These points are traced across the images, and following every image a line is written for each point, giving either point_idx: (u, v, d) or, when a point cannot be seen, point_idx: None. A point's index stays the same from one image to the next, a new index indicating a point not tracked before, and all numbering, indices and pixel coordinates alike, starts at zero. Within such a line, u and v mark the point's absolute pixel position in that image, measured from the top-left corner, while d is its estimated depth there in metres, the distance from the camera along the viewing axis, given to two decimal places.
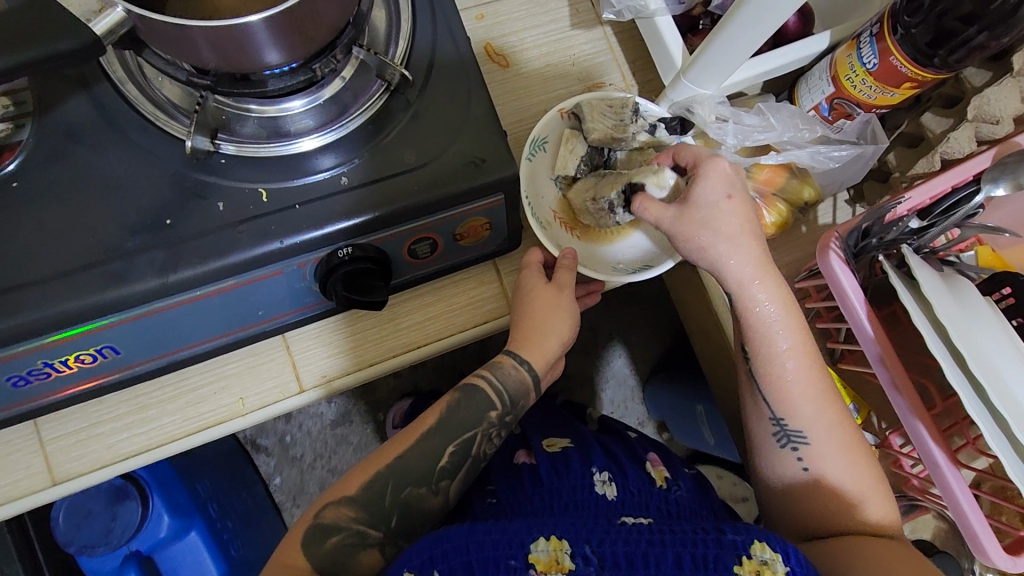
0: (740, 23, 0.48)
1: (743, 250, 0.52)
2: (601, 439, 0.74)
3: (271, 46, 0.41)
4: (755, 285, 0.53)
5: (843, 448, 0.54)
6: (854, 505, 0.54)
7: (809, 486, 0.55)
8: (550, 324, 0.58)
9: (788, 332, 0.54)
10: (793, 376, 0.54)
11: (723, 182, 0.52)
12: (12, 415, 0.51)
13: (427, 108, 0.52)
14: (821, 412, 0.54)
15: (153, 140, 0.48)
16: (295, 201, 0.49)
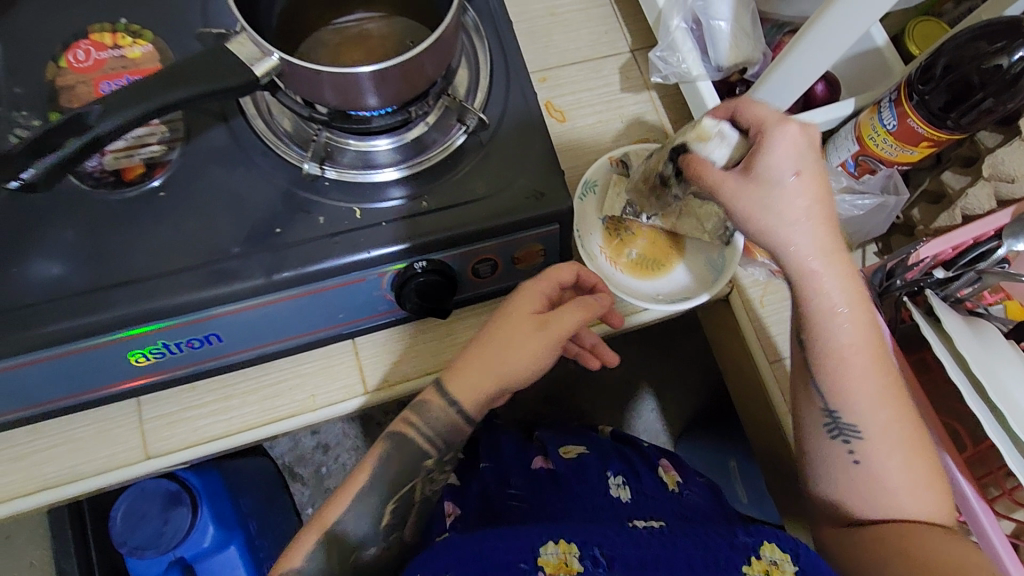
0: (809, 45, 0.51)
1: (813, 232, 0.49)
2: (615, 446, 0.82)
3: (382, 91, 0.51)
4: (824, 272, 0.50)
5: (900, 443, 0.54)
6: (908, 501, 0.54)
7: (862, 479, 0.56)
8: (495, 347, 0.57)
9: (851, 325, 0.53)
10: (853, 371, 0.53)
11: (792, 157, 0.47)
12: (124, 390, 0.59)
13: (498, 148, 0.60)
14: (879, 406, 0.54)
15: (273, 164, 0.58)
16: (382, 220, 0.57)
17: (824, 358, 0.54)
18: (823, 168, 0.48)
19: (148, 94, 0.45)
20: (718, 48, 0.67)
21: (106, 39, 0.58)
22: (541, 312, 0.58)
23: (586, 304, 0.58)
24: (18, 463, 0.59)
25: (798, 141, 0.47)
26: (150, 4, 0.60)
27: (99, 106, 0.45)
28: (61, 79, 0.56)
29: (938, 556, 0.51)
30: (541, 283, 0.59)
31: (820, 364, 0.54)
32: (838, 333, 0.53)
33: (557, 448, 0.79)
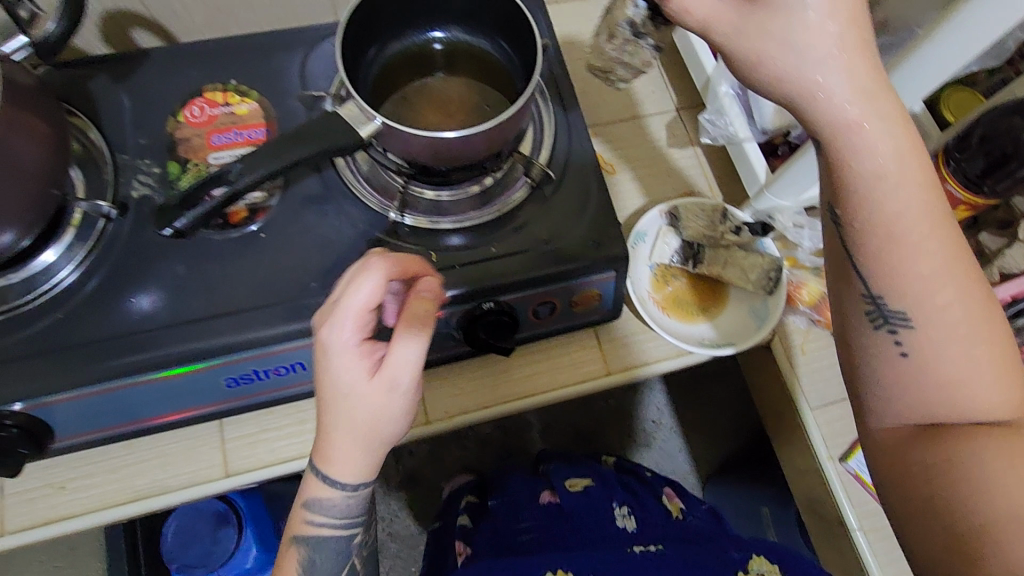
0: (920, 61, 0.52)
1: (848, 69, 0.39)
2: (619, 478, 0.91)
3: (467, 153, 0.57)
4: (863, 120, 0.40)
5: (970, 328, 0.41)
6: (984, 397, 0.40)
7: (916, 366, 0.42)
8: (349, 427, 0.49)
9: (908, 185, 0.40)
10: (907, 235, 0.40)
11: None
12: (211, 411, 0.64)
13: (560, 200, 0.66)
14: (939, 274, 0.41)
15: (358, 210, 0.64)
16: (455, 263, 0.63)
17: (863, 208, 0.41)
18: None
19: (277, 156, 0.50)
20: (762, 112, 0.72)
21: (218, 97, 0.65)
22: (363, 337, 0.49)
23: (377, 290, 0.48)
24: (112, 474, 0.64)
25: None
26: (257, 67, 0.68)
27: (238, 165, 0.51)
28: (179, 132, 0.64)
29: (1015, 468, 0.38)
30: (327, 322, 0.49)
31: (857, 210, 0.41)
32: (883, 193, 0.40)
33: (562, 480, 0.87)
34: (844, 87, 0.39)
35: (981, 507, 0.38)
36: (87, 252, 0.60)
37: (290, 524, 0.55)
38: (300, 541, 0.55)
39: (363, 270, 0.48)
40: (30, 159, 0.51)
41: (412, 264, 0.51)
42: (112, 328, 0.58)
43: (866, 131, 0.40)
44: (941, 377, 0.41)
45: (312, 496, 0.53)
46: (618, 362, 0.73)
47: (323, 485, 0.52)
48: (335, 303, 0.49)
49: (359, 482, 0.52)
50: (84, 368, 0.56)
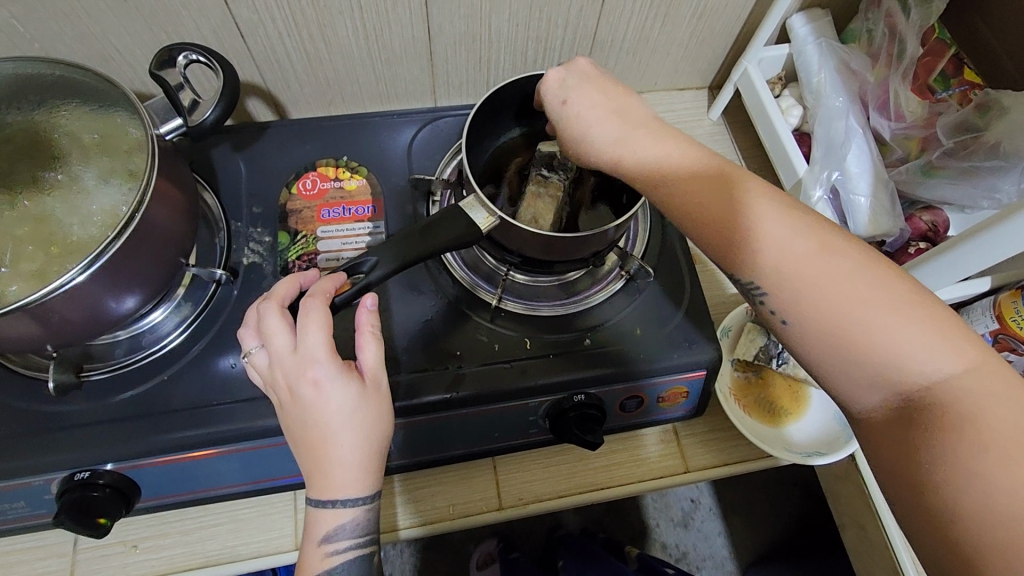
0: (998, 235, 0.53)
1: (599, 122, 0.52)
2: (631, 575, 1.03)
3: (579, 249, 0.58)
4: (631, 134, 0.51)
5: (879, 300, 0.41)
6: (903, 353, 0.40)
7: (841, 357, 0.42)
8: (349, 438, 0.47)
9: (750, 205, 0.45)
10: (770, 243, 0.44)
11: (558, 90, 0.54)
12: (289, 481, 0.64)
13: (653, 293, 0.66)
14: (784, 236, 0.44)
15: (455, 290, 0.66)
16: (551, 351, 0.62)
17: (720, 233, 0.46)
18: (596, 87, 0.54)
19: (413, 250, 0.52)
20: (857, 219, 0.70)
21: (330, 172, 0.69)
22: (335, 361, 0.47)
23: (328, 322, 0.47)
24: (185, 537, 0.64)
25: (590, 70, 0.55)
26: (366, 145, 0.71)
27: (369, 256, 0.52)
28: (291, 204, 0.67)
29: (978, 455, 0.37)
30: (293, 353, 0.47)
31: (733, 249, 0.46)
32: (732, 211, 0.46)
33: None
34: (638, 151, 0.50)
35: (964, 502, 0.37)
36: (195, 314, 0.62)
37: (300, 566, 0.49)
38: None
39: (277, 316, 0.48)
40: (168, 235, 0.54)
41: (336, 283, 0.50)
42: (213, 392, 0.59)
43: (672, 174, 0.49)
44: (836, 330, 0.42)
45: (326, 529, 0.48)
46: (697, 460, 0.71)
47: (331, 512, 0.48)
48: (292, 348, 0.47)
49: (363, 494, 0.48)
50: (186, 432, 0.56)
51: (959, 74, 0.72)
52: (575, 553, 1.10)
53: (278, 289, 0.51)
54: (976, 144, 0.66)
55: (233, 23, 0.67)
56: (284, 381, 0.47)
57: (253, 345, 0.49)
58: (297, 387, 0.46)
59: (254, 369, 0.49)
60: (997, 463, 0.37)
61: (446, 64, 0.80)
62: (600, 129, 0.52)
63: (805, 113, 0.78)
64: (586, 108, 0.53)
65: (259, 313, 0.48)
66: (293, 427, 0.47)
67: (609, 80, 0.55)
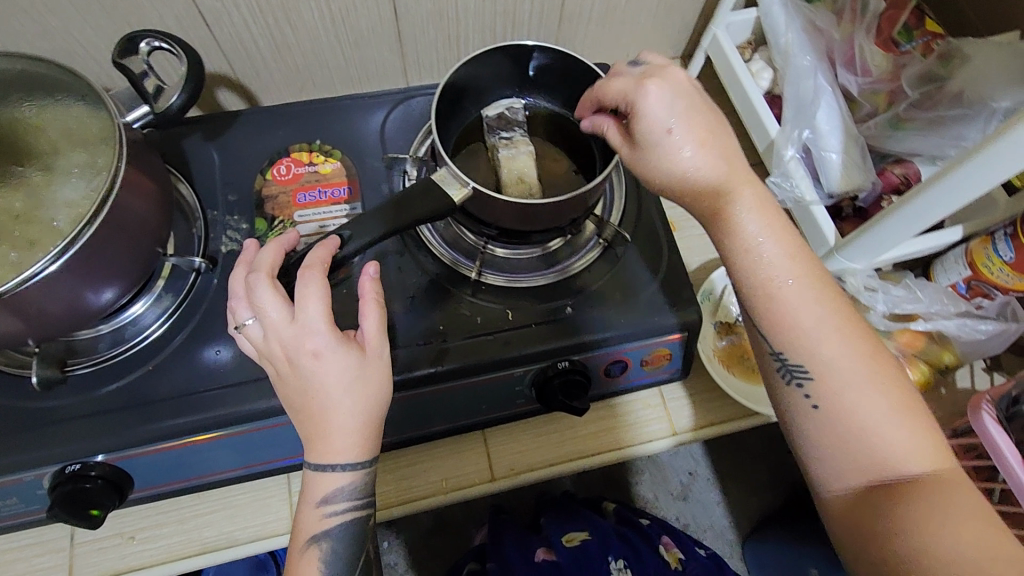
0: (966, 171, 0.52)
1: (687, 134, 0.52)
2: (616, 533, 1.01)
3: (553, 217, 0.59)
4: (708, 174, 0.52)
5: (888, 401, 0.46)
6: (898, 448, 0.46)
7: (843, 438, 0.47)
8: (349, 407, 0.47)
9: (806, 288, 0.49)
10: (799, 308, 0.49)
11: (634, 91, 0.54)
12: (281, 464, 0.64)
13: (633, 260, 0.67)
14: (836, 332, 0.48)
15: (437, 267, 0.66)
16: (532, 321, 0.63)
17: (774, 295, 0.49)
18: (683, 108, 0.53)
19: (383, 224, 0.52)
20: (829, 175, 0.71)
21: (305, 157, 0.69)
22: (333, 331, 0.48)
23: (326, 293, 0.48)
24: (182, 525, 0.64)
25: (683, 82, 0.54)
26: (338, 129, 0.71)
27: (347, 230, 0.53)
28: (266, 190, 0.67)
29: (950, 535, 0.42)
30: (291, 324, 0.47)
31: (786, 326, 0.49)
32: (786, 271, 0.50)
33: (560, 537, 0.99)
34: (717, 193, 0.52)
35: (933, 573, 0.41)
36: (176, 305, 0.62)
37: (299, 528, 0.51)
38: (319, 539, 0.51)
39: (269, 286, 0.48)
40: (143, 223, 0.54)
41: (330, 250, 0.51)
42: (199, 379, 0.59)
43: (728, 241, 0.51)
44: (847, 421, 0.47)
45: (325, 491, 0.49)
46: (683, 421, 0.72)
47: (331, 476, 0.49)
48: (290, 318, 0.47)
49: (362, 458, 0.50)
50: (175, 420, 0.57)
51: (921, 26, 0.72)
52: (556, 512, 1.08)
53: (266, 259, 0.50)
54: (941, 94, 0.67)
55: (197, 12, 0.67)
56: (281, 351, 0.48)
57: (247, 317, 0.49)
58: (295, 357, 0.47)
59: (247, 337, 0.49)
60: (963, 542, 0.41)
61: (415, 45, 0.80)
62: (677, 128, 0.52)
63: (775, 75, 0.79)
64: (659, 99, 0.53)
65: (251, 284, 0.48)
66: (291, 394, 0.48)
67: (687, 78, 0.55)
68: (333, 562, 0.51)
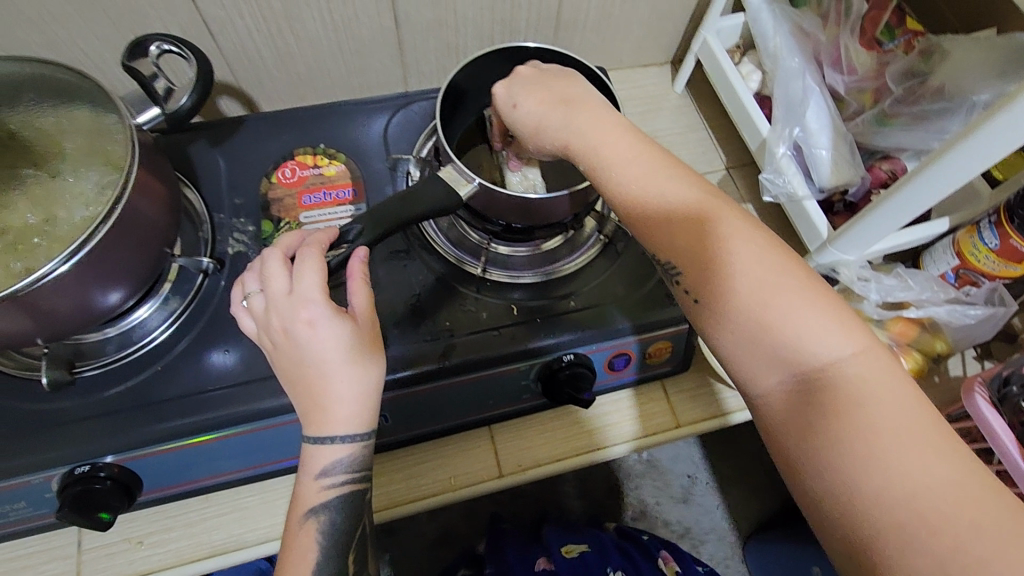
0: (952, 160, 0.54)
1: (561, 111, 0.55)
2: (617, 545, 1.02)
3: (556, 213, 0.60)
4: (581, 130, 0.54)
5: (774, 283, 0.45)
6: (798, 335, 0.44)
7: (739, 335, 0.46)
8: (344, 376, 0.49)
9: (666, 181, 0.50)
10: (665, 203, 0.50)
11: (510, 93, 0.57)
12: (289, 464, 0.65)
13: (633, 254, 0.68)
14: (701, 214, 0.49)
15: (441, 265, 0.67)
16: (537, 315, 0.64)
17: (641, 202, 0.50)
18: (550, 97, 0.56)
19: (393, 218, 0.54)
20: (819, 170, 0.73)
21: (309, 160, 0.70)
22: (330, 303, 0.49)
23: (323, 267, 0.50)
24: (190, 529, 0.64)
25: (525, 78, 0.59)
26: (341, 133, 0.72)
27: (355, 225, 0.54)
28: (272, 193, 0.68)
29: (868, 432, 0.40)
30: (288, 297, 0.49)
31: (657, 232, 0.50)
32: (647, 174, 0.51)
33: (559, 547, 0.98)
34: (587, 134, 0.53)
35: (861, 478, 0.40)
36: (184, 306, 0.62)
37: (298, 500, 0.52)
38: (317, 512, 0.51)
39: (279, 262, 0.50)
40: (153, 226, 0.55)
41: (331, 237, 0.53)
42: (208, 379, 0.59)
43: (605, 165, 0.52)
44: (723, 304, 0.46)
45: (323, 463, 0.51)
46: (686, 414, 0.73)
47: (330, 448, 0.50)
48: (289, 291, 0.49)
49: (361, 429, 0.51)
50: (185, 419, 0.57)
51: (903, 24, 0.75)
52: (558, 526, 1.08)
53: (284, 241, 0.53)
54: (923, 89, 0.70)
55: (202, 20, 0.68)
56: (279, 324, 0.49)
57: (254, 288, 0.51)
58: (291, 329, 0.49)
59: (251, 313, 0.51)
60: (884, 439, 0.40)
61: (414, 52, 0.81)
62: (550, 125, 0.55)
63: (764, 77, 0.81)
64: (533, 110, 0.56)
65: (264, 259, 0.51)
66: (288, 366, 0.50)
67: (547, 80, 0.58)
68: (333, 536, 0.52)
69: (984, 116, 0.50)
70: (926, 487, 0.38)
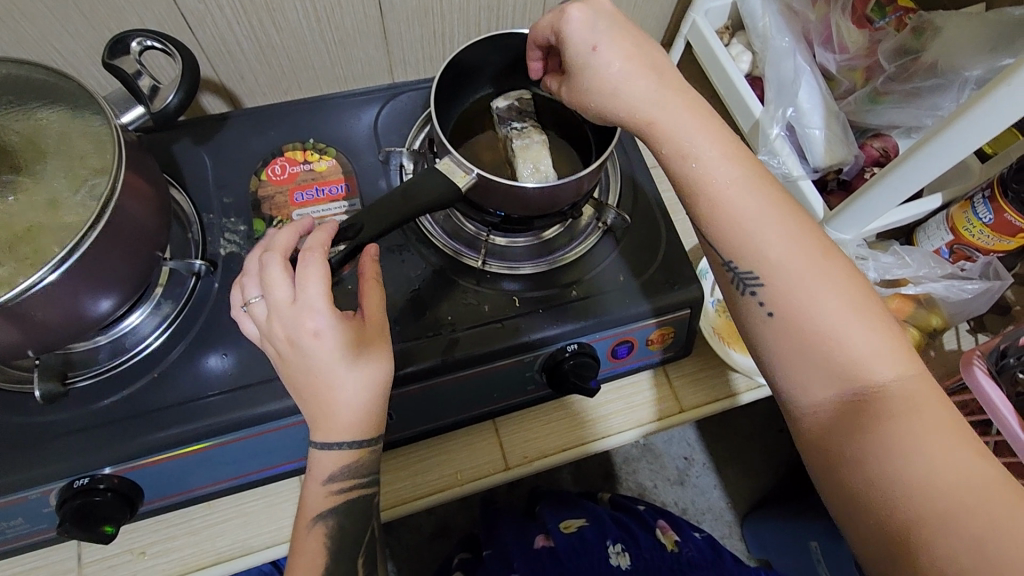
0: (943, 142, 0.54)
1: (648, 87, 0.54)
2: (615, 518, 1.00)
3: (555, 202, 0.60)
4: (669, 119, 0.53)
5: (844, 301, 0.47)
6: (859, 352, 0.46)
7: (804, 347, 0.47)
8: (352, 383, 0.49)
9: (749, 190, 0.51)
10: (746, 214, 0.50)
11: (592, 33, 0.54)
12: (293, 467, 0.64)
13: (632, 242, 0.68)
14: (779, 228, 0.50)
15: (438, 260, 0.66)
16: (539, 306, 0.64)
17: (720, 208, 0.51)
18: (636, 54, 0.54)
19: (391, 213, 0.53)
20: (814, 151, 0.73)
21: (298, 156, 0.68)
22: (334, 313, 0.48)
23: (327, 274, 0.48)
24: (193, 537, 0.63)
25: (602, 15, 0.55)
26: (330, 127, 0.71)
27: (352, 219, 0.53)
28: (262, 191, 0.66)
29: (921, 442, 0.43)
30: (292, 304, 0.48)
31: (731, 240, 0.51)
32: (730, 182, 0.51)
33: (557, 523, 0.95)
34: (676, 122, 0.53)
35: (911, 484, 0.42)
36: (177, 311, 0.61)
37: (306, 504, 0.52)
38: (325, 517, 0.52)
39: (279, 266, 0.49)
40: (145, 229, 0.53)
41: (330, 234, 0.51)
42: (205, 384, 0.58)
43: (695, 157, 0.52)
44: (798, 318, 0.48)
45: (330, 468, 0.51)
46: (690, 399, 0.73)
47: (335, 451, 0.50)
48: (291, 300, 0.48)
49: (364, 435, 0.51)
50: (181, 427, 0.55)
51: (894, 3, 0.75)
52: (553, 500, 1.06)
53: (280, 240, 0.51)
54: (916, 66, 0.69)
55: (180, 13, 0.66)
56: (284, 333, 0.48)
57: (255, 295, 0.50)
58: (297, 340, 0.48)
59: (253, 319, 0.50)
60: (935, 451, 0.42)
61: (400, 42, 0.80)
62: (627, 95, 0.54)
63: (754, 58, 0.81)
64: (615, 63, 0.54)
65: (264, 263, 0.49)
66: (294, 375, 0.49)
67: (628, 27, 0.55)
68: (339, 540, 0.52)
69: (980, 93, 0.50)
70: (961, 488, 0.41)
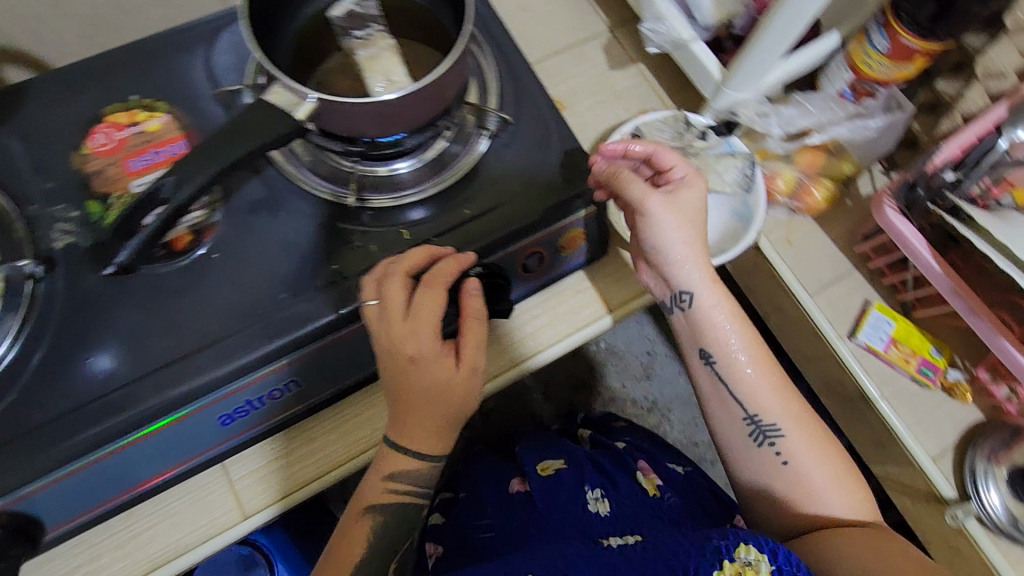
0: None
1: (705, 281, 0.58)
2: (593, 456, 0.90)
3: (417, 115, 0.52)
4: (719, 320, 0.59)
5: (833, 471, 0.58)
6: (831, 498, 0.57)
7: (795, 487, 0.58)
8: (432, 411, 0.54)
9: (773, 393, 0.59)
10: (767, 402, 0.58)
11: (676, 228, 0.56)
12: (208, 457, 0.59)
13: (520, 144, 0.62)
14: (787, 403, 0.59)
15: (311, 206, 0.59)
16: (431, 235, 0.58)
17: (746, 386, 0.58)
18: (703, 239, 0.58)
19: (217, 161, 0.45)
20: (701, 7, 0.68)
21: (123, 119, 0.59)
22: (435, 340, 0.52)
23: (443, 300, 0.52)
24: (119, 551, 0.59)
25: (680, 201, 0.57)
26: (154, 78, 0.61)
27: (168, 177, 0.46)
28: (88, 166, 0.57)
29: (879, 550, 0.53)
30: (403, 321, 0.52)
31: (750, 396, 0.58)
32: (753, 364, 0.59)
33: (534, 465, 0.87)
34: (716, 302, 0.59)
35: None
36: (22, 325, 0.53)
37: (362, 494, 0.57)
38: (374, 509, 0.56)
39: (400, 280, 0.52)
40: None
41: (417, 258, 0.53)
42: (74, 397, 0.52)
43: (734, 345, 0.59)
44: (801, 477, 0.57)
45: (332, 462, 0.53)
46: (617, 297, 0.70)
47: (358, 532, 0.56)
48: (403, 313, 0.52)
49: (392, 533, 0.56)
50: (59, 448, 0.50)
51: None
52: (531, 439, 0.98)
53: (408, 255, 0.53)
54: None
55: None
56: (387, 342, 0.52)
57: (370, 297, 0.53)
58: (397, 359, 0.52)
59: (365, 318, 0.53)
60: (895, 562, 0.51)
61: None
62: (682, 266, 0.58)
63: None
64: (675, 235, 0.57)
65: (385, 274, 0.53)
66: (388, 379, 0.53)
67: (698, 218, 0.58)
68: (383, 533, 0.57)
69: None
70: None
